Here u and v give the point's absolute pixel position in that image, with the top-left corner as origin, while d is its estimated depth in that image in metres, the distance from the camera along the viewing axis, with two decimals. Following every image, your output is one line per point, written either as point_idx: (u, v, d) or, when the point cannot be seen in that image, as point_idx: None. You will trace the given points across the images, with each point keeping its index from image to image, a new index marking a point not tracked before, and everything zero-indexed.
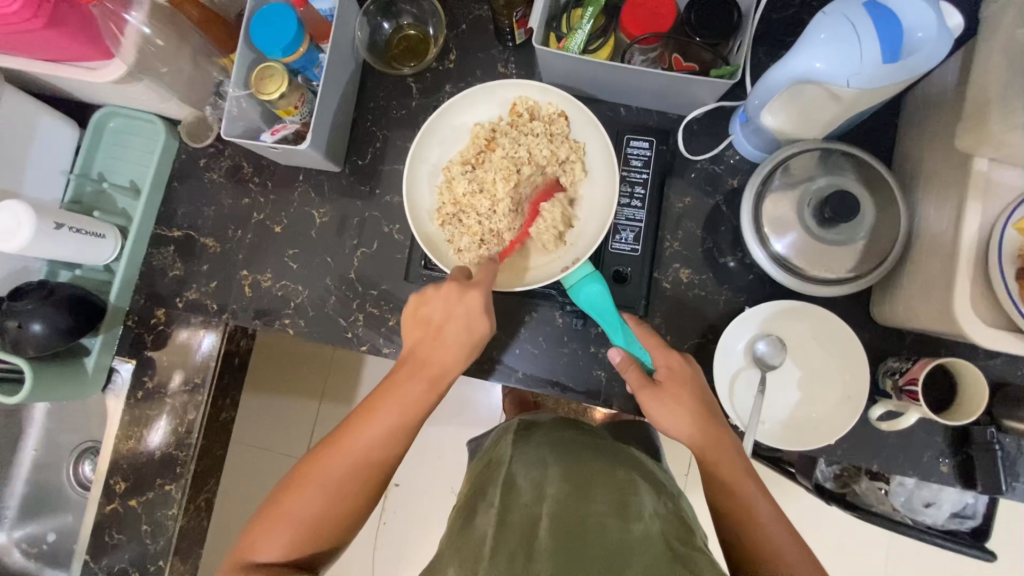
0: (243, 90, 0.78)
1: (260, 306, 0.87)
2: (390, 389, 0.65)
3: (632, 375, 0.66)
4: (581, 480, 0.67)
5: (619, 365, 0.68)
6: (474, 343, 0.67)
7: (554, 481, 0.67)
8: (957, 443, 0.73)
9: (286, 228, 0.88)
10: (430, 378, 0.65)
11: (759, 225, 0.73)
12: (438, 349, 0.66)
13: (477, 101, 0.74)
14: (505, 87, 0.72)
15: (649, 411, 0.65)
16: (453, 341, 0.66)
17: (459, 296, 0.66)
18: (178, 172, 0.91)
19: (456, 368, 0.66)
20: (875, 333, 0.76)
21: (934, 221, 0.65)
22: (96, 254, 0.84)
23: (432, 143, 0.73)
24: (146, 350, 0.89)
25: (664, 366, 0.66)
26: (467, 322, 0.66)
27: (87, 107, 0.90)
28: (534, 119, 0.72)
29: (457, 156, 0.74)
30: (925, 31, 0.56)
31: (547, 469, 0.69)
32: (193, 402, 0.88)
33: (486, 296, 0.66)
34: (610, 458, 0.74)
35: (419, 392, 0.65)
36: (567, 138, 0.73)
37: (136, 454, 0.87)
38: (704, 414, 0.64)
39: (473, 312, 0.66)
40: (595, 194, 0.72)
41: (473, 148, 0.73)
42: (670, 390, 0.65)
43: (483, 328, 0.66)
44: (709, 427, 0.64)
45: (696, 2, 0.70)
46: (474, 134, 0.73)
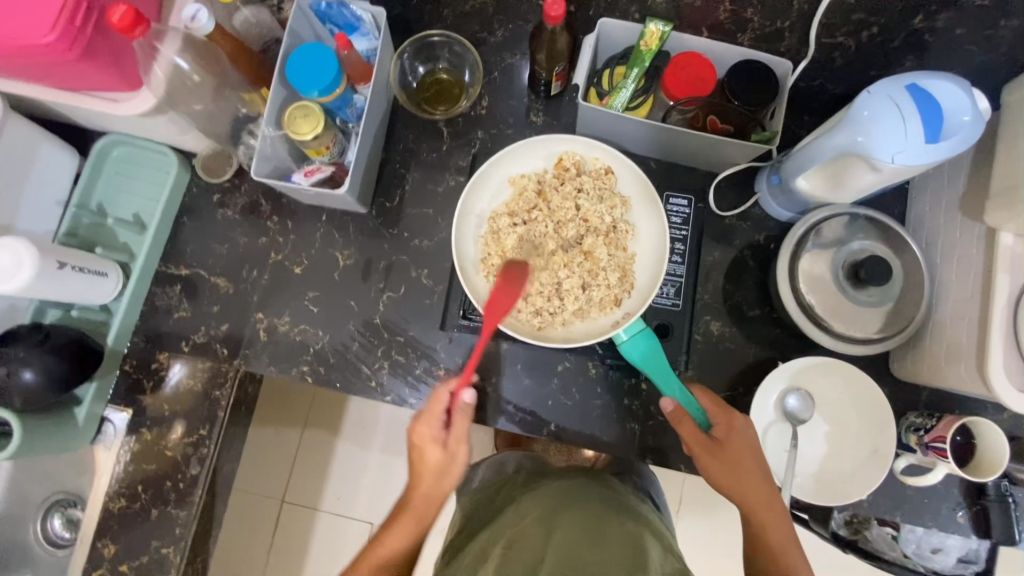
0: (275, 129, 0.75)
1: (276, 352, 0.82)
2: (383, 535, 0.71)
3: (686, 429, 0.66)
4: (593, 533, 0.66)
5: (670, 415, 0.67)
6: (445, 467, 0.72)
7: (558, 529, 0.66)
8: (973, 494, 0.78)
9: (306, 270, 0.84)
10: (413, 515, 0.71)
11: (795, 282, 0.75)
12: (416, 485, 0.72)
13: (522, 153, 0.73)
14: (552, 141, 0.72)
15: (706, 465, 0.65)
16: (428, 468, 0.72)
17: (419, 428, 0.72)
18: (188, 208, 0.85)
19: (438, 494, 0.72)
20: (894, 388, 0.80)
21: (959, 286, 0.69)
22: (97, 294, 0.77)
23: (479, 192, 0.72)
24: (143, 397, 0.82)
25: (720, 424, 0.66)
26: (432, 451, 0.72)
27: (88, 134, 0.84)
28: (581, 174, 0.72)
29: (503, 208, 0.73)
30: (967, 115, 0.60)
31: (557, 515, 0.69)
32: (197, 455, 0.81)
33: (438, 421, 0.72)
34: (618, 511, 0.72)
35: (404, 530, 0.71)
36: (613, 194, 0.72)
37: (128, 513, 0.80)
38: (753, 471, 0.64)
39: (432, 438, 0.72)
40: (645, 249, 0.72)
41: (520, 201, 0.72)
42: (727, 448, 0.65)
43: (442, 453, 0.72)
44: (757, 485, 0.64)
45: (737, 68, 0.73)
46: (521, 186, 0.72)
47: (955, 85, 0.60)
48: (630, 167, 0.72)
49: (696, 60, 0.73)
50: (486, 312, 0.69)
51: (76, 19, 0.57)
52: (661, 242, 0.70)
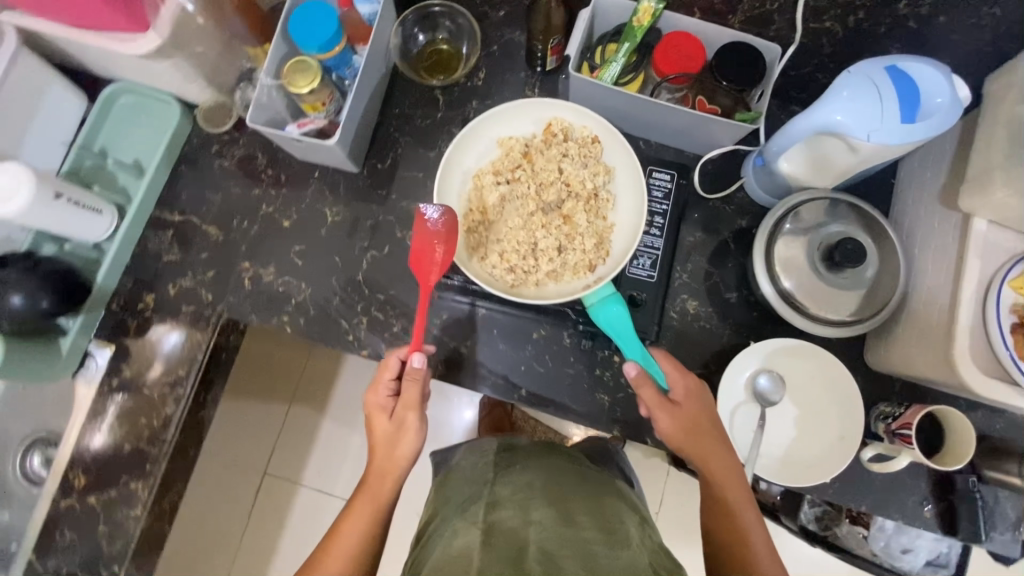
0: (273, 79, 0.77)
1: (259, 301, 0.84)
2: (344, 515, 0.71)
3: (648, 392, 0.66)
4: (566, 512, 0.66)
5: (632, 380, 0.67)
6: (396, 436, 0.74)
7: (535, 510, 0.65)
8: (940, 489, 0.77)
9: (295, 224, 0.86)
10: (373, 490, 0.72)
11: (772, 264, 0.76)
12: (372, 459, 0.74)
13: (513, 115, 0.73)
14: (543, 105, 0.72)
15: (666, 427, 0.66)
16: (380, 438, 0.74)
17: (370, 401, 0.75)
18: (187, 157, 0.88)
19: (394, 467, 0.73)
20: (868, 379, 0.80)
21: (932, 274, 0.70)
22: (90, 230, 0.80)
23: (467, 150, 0.73)
24: (127, 336, 0.84)
25: (679, 388, 0.67)
26: (381, 422, 0.74)
27: (96, 79, 0.87)
28: (567, 140, 0.73)
29: (489, 167, 0.74)
30: (943, 97, 0.61)
31: (533, 493, 0.69)
32: (173, 394, 0.82)
33: (382, 391, 0.75)
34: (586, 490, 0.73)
35: (365, 505, 0.71)
36: (598, 162, 0.73)
37: (101, 446, 0.81)
38: (711, 434, 0.66)
39: (377, 409, 0.75)
40: (624, 218, 0.72)
41: (506, 161, 0.73)
42: (687, 409, 0.66)
43: (388, 422, 0.74)
44: (716, 448, 0.65)
45: (725, 48, 0.74)
46: (508, 147, 0.73)
47: (936, 69, 0.61)
48: (616, 137, 0.72)
49: (685, 38, 0.75)
50: (461, 264, 0.70)
51: None
52: (639, 213, 0.70)
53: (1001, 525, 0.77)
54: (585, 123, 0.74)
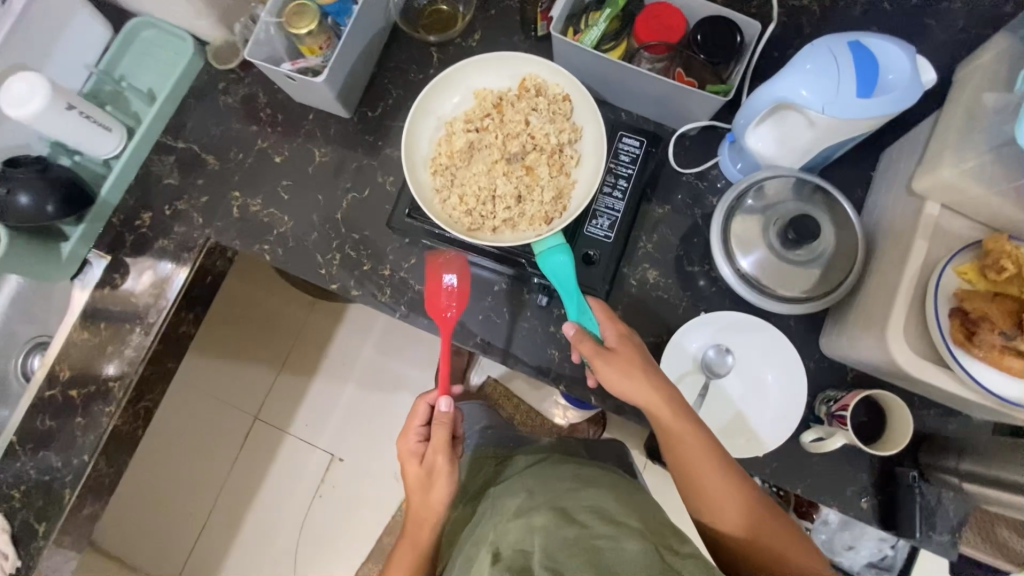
0: (274, 18, 0.82)
1: (244, 229, 0.90)
2: (392, 562, 0.78)
3: (587, 348, 0.67)
4: (567, 511, 0.67)
5: (571, 339, 0.68)
6: (428, 478, 0.79)
7: (536, 519, 0.66)
8: (880, 482, 0.77)
9: (285, 161, 0.91)
10: (414, 535, 0.78)
11: (728, 241, 0.77)
12: (410, 504, 0.80)
13: (490, 67, 0.76)
14: (519, 59, 0.75)
15: (606, 378, 0.67)
16: (414, 484, 0.79)
17: (402, 446, 0.82)
18: (195, 90, 0.94)
19: (429, 510, 0.78)
20: (820, 364, 0.80)
21: (886, 258, 0.69)
22: (99, 146, 0.87)
23: (443, 97, 0.77)
24: (122, 249, 0.91)
25: (612, 334, 0.68)
26: (411, 465, 0.80)
27: (122, 11, 0.94)
28: (539, 95, 0.75)
29: (462, 115, 0.77)
30: (895, 74, 0.62)
31: (535, 502, 0.71)
32: (157, 305, 0.89)
33: (411, 435, 0.82)
34: (585, 486, 0.73)
35: (409, 551, 0.77)
36: (568, 119, 0.75)
37: (87, 346, 0.88)
38: (673, 398, 0.66)
39: (408, 453, 0.81)
40: (585, 175, 0.74)
41: (479, 110, 0.76)
42: (623, 352, 0.67)
43: (418, 466, 0.80)
44: (679, 416, 0.65)
45: (707, 22, 0.75)
46: (482, 97, 0.76)
47: (895, 45, 0.62)
48: (586, 96, 0.74)
49: (668, 10, 0.77)
50: (423, 202, 0.74)
51: None
52: (598, 170, 0.72)
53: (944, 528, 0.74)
54: (559, 81, 0.76)
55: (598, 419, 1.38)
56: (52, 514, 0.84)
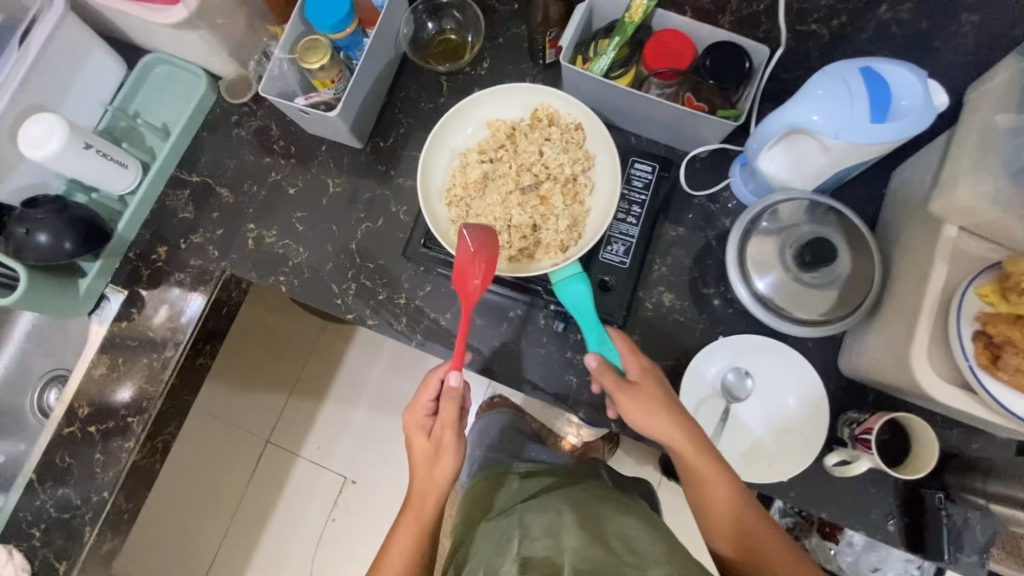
0: (287, 54, 0.83)
1: (259, 261, 0.90)
2: (391, 537, 0.75)
3: (609, 379, 0.67)
4: (594, 529, 0.67)
5: (593, 369, 0.68)
6: (436, 453, 0.78)
7: (565, 532, 0.66)
8: (906, 505, 0.76)
9: (299, 192, 0.92)
10: (417, 512, 0.76)
11: (743, 264, 0.76)
12: (416, 478, 0.78)
13: (502, 98, 0.77)
14: (529, 90, 0.76)
15: (627, 410, 0.67)
16: (420, 458, 0.78)
17: (411, 420, 0.81)
18: (209, 124, 0.96)
19: (436, 487, 0.77)
20: (840, 385, 0.79)
21: (904, 281, 0.70)
22: (114, 183, 0.88)
23: (456, 129, 0.78)
24: (139, 283, 0.91)
25: (634, 367, 0.69)
26: (419, 439, 0.79)
27: (136, 49, 0.96)
28: (552, 125, 0.76)
29: (475, 147, 0.78)
30: (909, 99, 0.62)
31: (559, 513, 0.71)
32: (174, 339, 0.89)
33: (420, 410, 0.81)
34: (614, 511, 0.73)
35: (411, 529, 0.75)
36: (580, 148, 0.76)
37: (105, 382, 0.88)
38: (690, 428, 0.66)
39: (416, 426, 0.80)
40: (600, 203, 0.74)
41: (492, 141, 0.77)
42: (644, 385, 0.67)
43: (426, 442, 0.79)
44: (697, 443, 0.65)
45: (712, 48, 0.77)
46: (495, 128, 0.77)
47: (908, 71, 0.62)
48: (598, 125, 0.74)
49: (676, 37, 0.78)
50: (439, 233, 0.74)
51: None
52: (613, 197, 0.72)
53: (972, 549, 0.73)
54: (571, 110, 0.76)
55: (611, 437, 1.37)
56: (72, 553, 0.84)
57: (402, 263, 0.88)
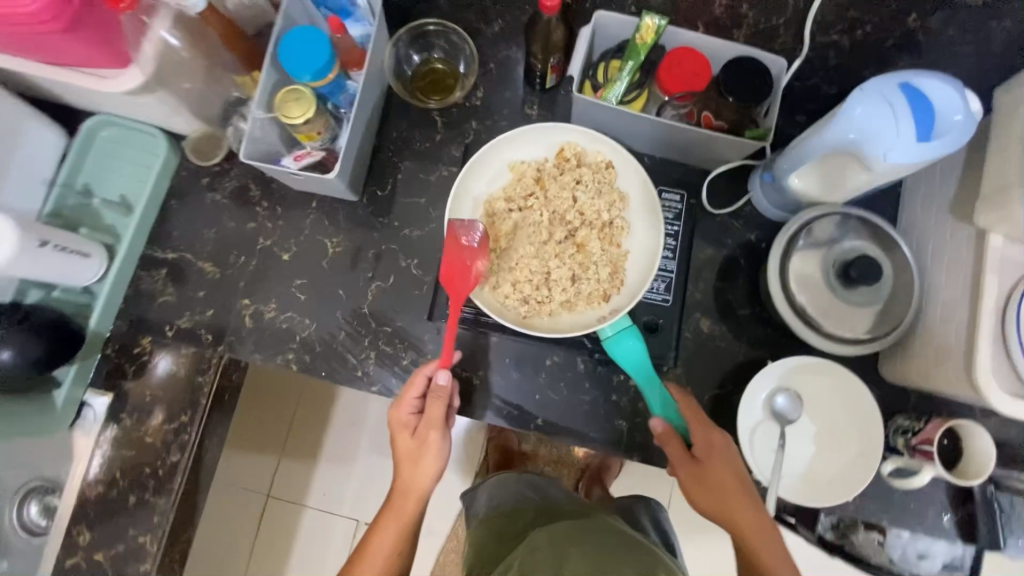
0: (264, 111, 0.73)
1: (262, 339, 0.81)
2: (370, 542, 0.72)
3: (673, 448, 0.67)
4: (604, 561, 0.62)
5: (659, 435, 0.68)
6: (418, 452, 0.74)
7: (571, 562, 0.62)
8: (958, 498, 0.78)
9: (294, 257, 0.83)
10: (399, 511, 0.73)
11: (786, 283, 0.75)
12: (399, 479, 0.74)
13: (525, 139, 0.72)
14: (555, 128, 0.71)
15: (686, 484, 0.66)
16: (403, 457, 0.74)
17: (396, 416, 0.74)
18: (176, 191, 0.84)
19: (420, 491, 0.73)
20: (883, 391, 0.80)
21: (947, 289, 0.70)
22: (78, 276, 0.76)
23: (478, 174, 0.72)
24: (125, 381, 0.81)
25: (700, 440, 0.66)
26: (404, 438, 0.74)
27: (75, 113, 0.83)
28: (581, 165, 0.71)
29: (500, 192, 0.72)
30: (956, 113, 0.60)
31: (569, 546, 0.67)
32: (178, 441, 0.79)
33: (405, 405, 0.74)
34: (638, 552, 0.66)
35: (392, 538, 0.72)
36: (614, 188, 0.71)
37: (106, 499, 0.78)
38: (741, 496, 0.64)
39: (399, 423, 0.74)
40: (641, 248, 0.70)
41: (519, 187, 0.72)
42: (706, 462, 0.66)
43: (408, 440, 0.74)
44: (746, 509, 0.63)
45: (734, 64, 0.72)
46: (520, 172, 0.72)
47: (951, 85, 0.60)
48: (631, 163, 0.70)
49: (693, 55, 0.72)
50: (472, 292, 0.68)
51: None
52: (659, 240, 0.68)
53: (1019, 530, 0.77)
54: (600, 147, 0.72)
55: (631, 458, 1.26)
56: None
57: (422, 322, 0.82)
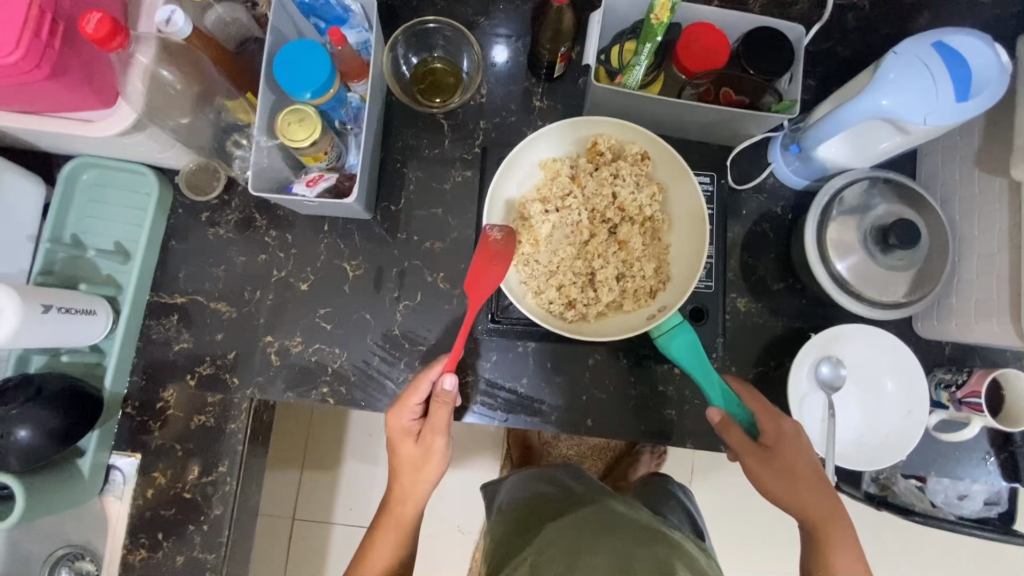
0: (267, 136, 0.68)
1: (292, 376, 0.78)
2: (370, 543, 0.72)
3: (734, 436, 0.67)
4: (621, 550, 0.60)
5: (717, 424, 0.68)
6: (423, 461, 0.72)
7: (589, 553, 0.60)
8: (1000, 442, 0.80)
9: (313, 285, 0.79)
10: (400, 517, 0.72)
11: (824, 251, 0.74)
12: (400, 484, 0.72)
13: (556, 137, 0.70)
14: (586, 123, 0.69)
15: (755, 472, 0.66)
16: (406, 463, 0.72)
17: (394, 421, 0.71)
18: (176, 230, 0.79)
19: (419, 494, 0.72)
20: (921, 348, 0.80)
21: (982, 243, 0.71)
22: (87, 335, 0.70)
23: (510, 177, 0.70)
24: (151, 439, 0.76)
25: (769, 431, 0.67)
26: (407, 448, 0.72)
27: (52, 159, 0.77)
28: (616, 159, 0.69)
29: (533, 193, 0.71)
30: (988, 69, 0.60)
31: (585, 535, 0.64)
32: (218, 494, 0.75)
33: (405, 413, 0.71)
34: (651, 537, 0.64)
35: (391, 543, 0.71)
36: (651, 180, 0.70)
37: (152, 563, 0.74)
38: (811, 481, 0.65)
39: (399, 431, 0.71)
40: (685, 240, 0.69)
41: (554, 187, 0.70)
42: (774, 449, 0.66)
43: (409, 448, 0.72)
44: (813, 493, 0.64)
45: (753, 37, 0.69)
46: (553, 171, 0.71)
47: (981, 41, 0.60)
48: (668, 153, 0.69)
49: (711, 32, 0.69)
50: (516, 300, 0.67)
51: (41, 32, 0.50)
52: (703, 232, 0.67)
53: None
54: (633, 138, 0.70)
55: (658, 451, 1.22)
56: None
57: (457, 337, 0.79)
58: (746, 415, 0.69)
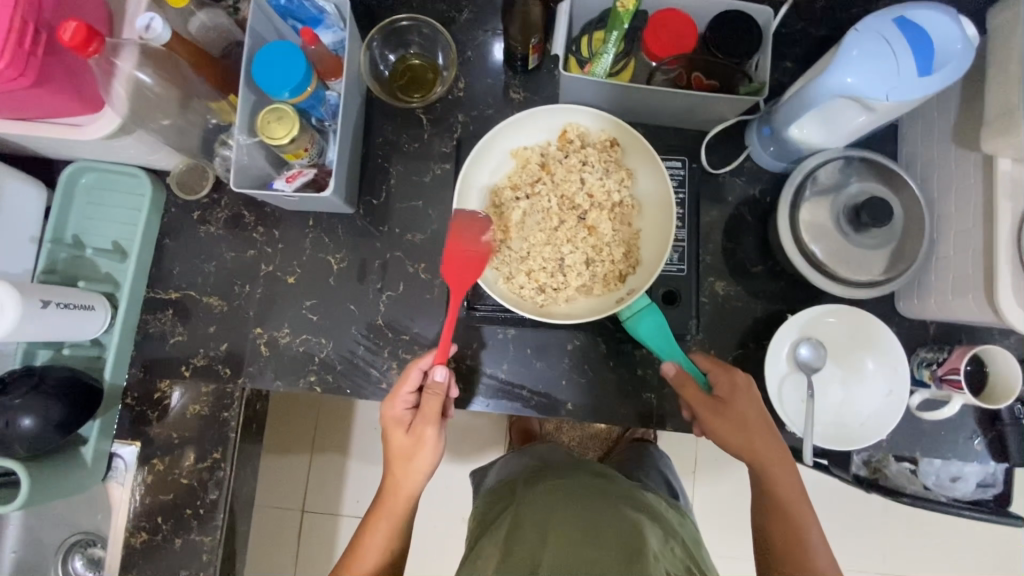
0: (248, 136, 0.71)
1: (280, 366, 0.80)
2: (364, 534, 0.74)
3: (690, 390, 0.68)
4: (589, 522, 0.62)
5: (673, 378, 0.69)
6: (412, 452, 0.72)
7: (556, 524, 0.62)
8: (988, 420, 0.79)
9: (300, 278, 0.82)
10: (390, 508, 0.74)
11: (797, 232, 0.74)
12: (394, 476, 0.73)
13: (526, 126, 0.72)
14: (554, 111, 0.71)
15: (714, 427, 0.68)
16: (398, 454, 0.73)
17: (387, 409, 0.73)
18: (169, 229, 0.83)
19: (414, 486, 0.73)
20: (904, 327, 0.80)
21: (958, 218, 0.70)
22: (87, 329, 0.74)
23: (482, 165, 0.72)
24: (150, 428, 0.80)
25: (724, 384, 0.69)
26: (399, 437, 0.72)
27: (53, 165, 0.81)
28: (585, 146, 0.72)
29: (505, 181, 0.74)
30: (953, 43, 0.59)
31: (555, 506, 0.66)
32: (214, 479, 0.79)
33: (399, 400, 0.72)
34: (612, 501, 0.67)
35: (382, 532, 0.74)
36: (620, 166, 0.72)
37: (152, 545, 0.78)
38: (768, 434, 0.68)
39: (396, 420, 0.73)
40: (653, 225, 0.71)
41: (524, 174, 0.73)
42: (729, 403, 0.68)
43: (402, 437, 0.72)
44: (770, 448, 0.68)
45: (719, 22, 0.70)
46: (524, 159, 0.73)
47: (944, 14, 0.59)
48: (635, 139, 0.71)
49: (678, 17, 0.69)
50: (487, 283, 0.69)
51: (25, 43, 0.54)
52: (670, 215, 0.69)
53: None
54: (601, 126, 0.72)
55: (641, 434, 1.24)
56: None
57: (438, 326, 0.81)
58: (702, 376, 0.71)
